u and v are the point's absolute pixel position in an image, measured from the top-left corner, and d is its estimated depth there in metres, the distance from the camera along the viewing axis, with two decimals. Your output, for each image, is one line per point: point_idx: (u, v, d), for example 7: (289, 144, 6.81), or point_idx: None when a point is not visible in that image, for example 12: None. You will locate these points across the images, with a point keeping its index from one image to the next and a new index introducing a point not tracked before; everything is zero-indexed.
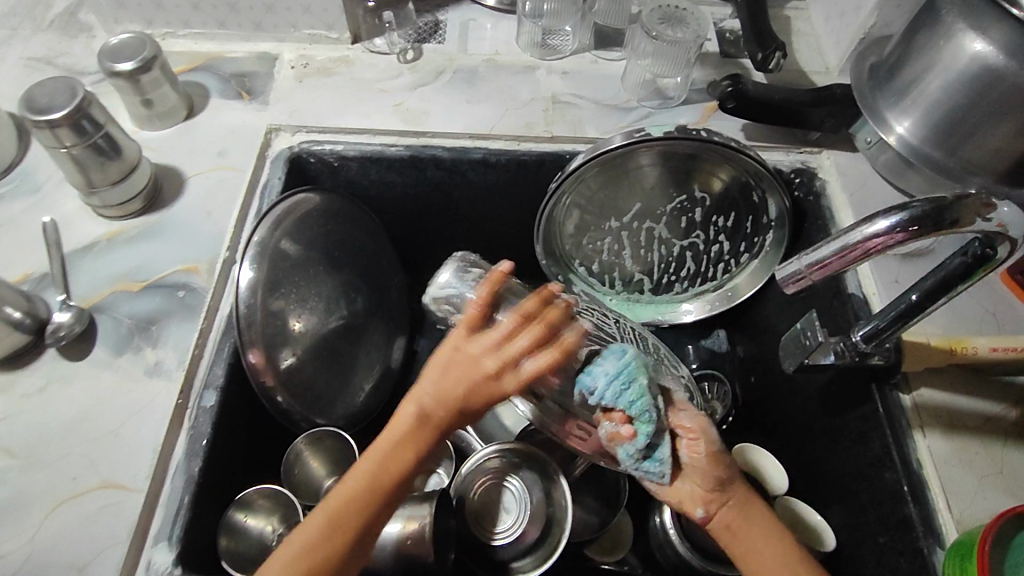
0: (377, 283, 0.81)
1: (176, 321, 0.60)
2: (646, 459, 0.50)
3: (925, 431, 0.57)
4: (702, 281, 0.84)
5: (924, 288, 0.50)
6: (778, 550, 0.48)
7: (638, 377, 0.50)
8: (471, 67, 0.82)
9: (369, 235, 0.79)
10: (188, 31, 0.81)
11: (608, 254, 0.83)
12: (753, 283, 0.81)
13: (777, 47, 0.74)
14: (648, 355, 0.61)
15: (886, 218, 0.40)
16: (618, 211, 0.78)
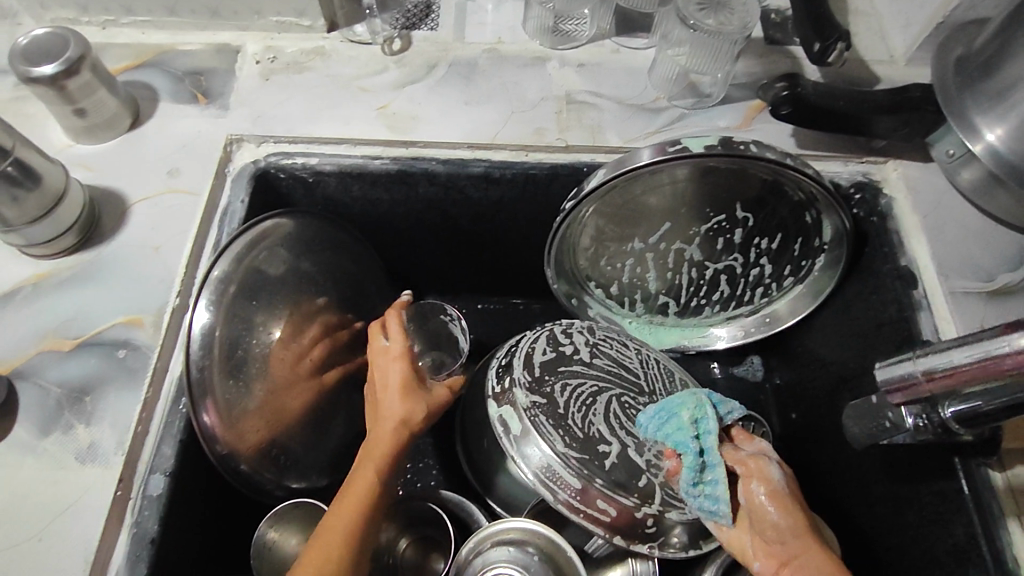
0: (365, 315, 0.70)
1: (114, 389, 0.50)
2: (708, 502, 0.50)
3: (1022, 522, 0.47)
4: (737, 304, 0.72)
5: None
6: None
7: (678, 411, 0.54)
8: (469, 59, 0.69)
9: (353, 261, 0.68)
10: (132, 19, 0.68)
11: (627, 276, 0.71)
12: (796, 310, 0.69)
13: (840, 37, 0.61)
14: (685, 401, 0.54)
15: None
16: (642, 230, 0.66)
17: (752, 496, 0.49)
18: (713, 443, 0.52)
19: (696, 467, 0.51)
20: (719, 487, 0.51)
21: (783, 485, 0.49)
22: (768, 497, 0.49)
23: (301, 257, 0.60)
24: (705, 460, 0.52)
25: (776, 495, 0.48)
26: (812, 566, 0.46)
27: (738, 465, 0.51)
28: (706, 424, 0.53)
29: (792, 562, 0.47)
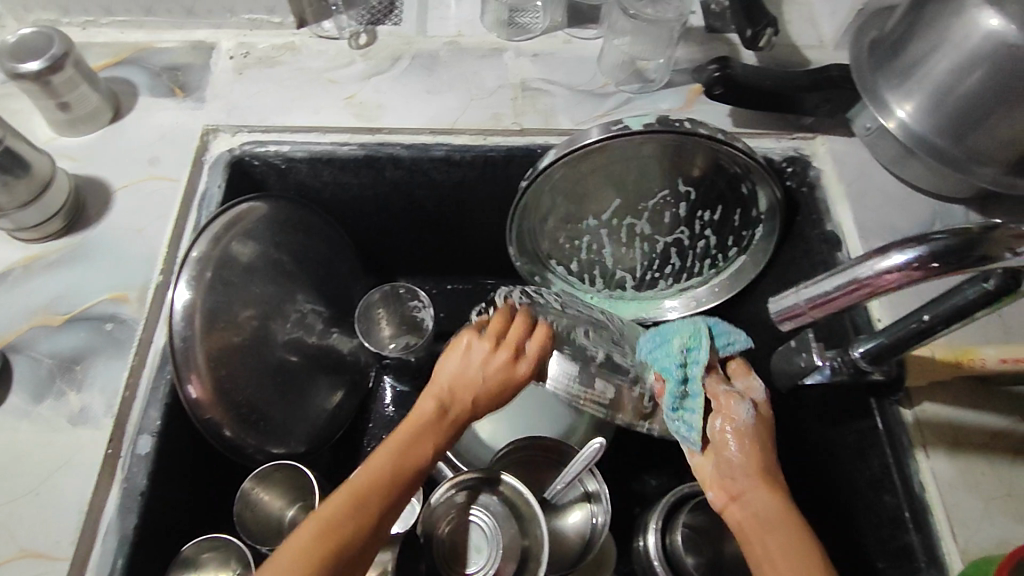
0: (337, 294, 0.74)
1: (103, 358, 0.54)
2: (681, 423, 0.53)
3: (928, 451, 0.53)
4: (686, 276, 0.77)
5: (936, 310, 0.45)
6: (791, 556, 0.44)
7: (672, 339, 0.57)
8: (431, 51, 0.74)
9: (325, 242, 0.72)
10: (111, 19, 0.72)
11: (586, 257, 0.75)
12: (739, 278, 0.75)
13: (769, 22, 0.66)
14: (677, 334, 0.57)
15: (901, 253, 0.36)
16: (597, 205, 0.71)
17: (718, 432, 0.51)
18: (697, 372, 0.54)
19: (677, 393, 0.54)
20: (695, 413, 0.53)
21: (748, 424, 0.51)
22: (732, 432, 0.51)
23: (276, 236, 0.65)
24: (688, 389, 0.54)
25: (740, 434, 0.50)
26: (761, 498, 0.47)
27: (717, 396, 0.53)
28: (695, 353, 0.55)
29: (740, 495, 0.48)
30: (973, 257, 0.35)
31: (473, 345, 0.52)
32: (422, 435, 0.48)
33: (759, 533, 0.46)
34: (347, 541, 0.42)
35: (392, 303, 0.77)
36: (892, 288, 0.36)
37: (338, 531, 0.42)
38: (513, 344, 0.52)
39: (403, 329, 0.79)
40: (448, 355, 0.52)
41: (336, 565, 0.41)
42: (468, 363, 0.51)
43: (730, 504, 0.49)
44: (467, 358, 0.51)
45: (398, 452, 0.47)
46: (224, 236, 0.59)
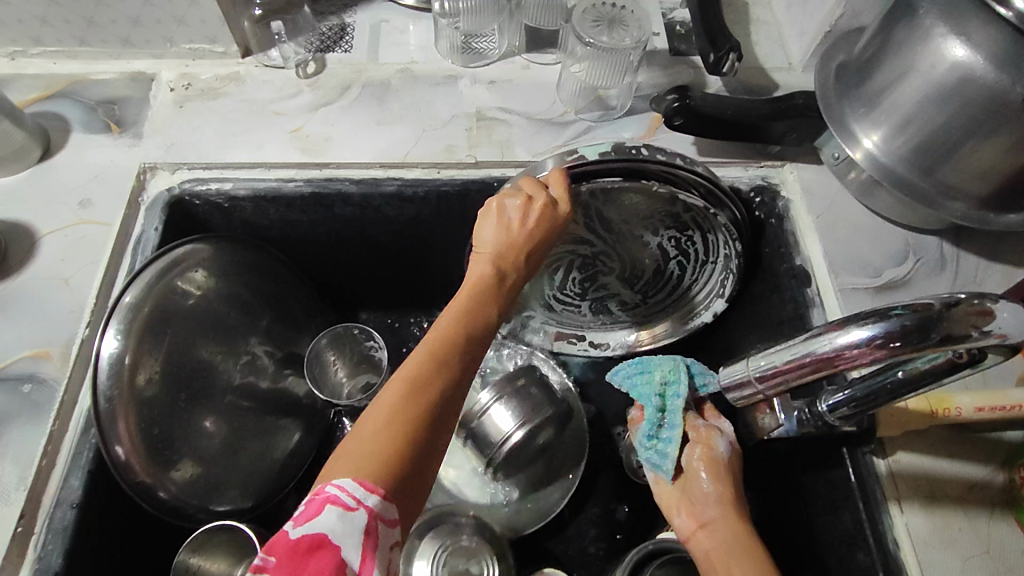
0: (288, 335, 0.71)
1: (19, 424, 0.50)
2: (654, 453, 0.54)
3: (903, 505, 0.49)
4: (668, 300, 0.72)
5: (908, 369, 0.41)
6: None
7: (655, 370, 0.56)
8: (383, 79, 0.70)
9: (275, 282, 0.68)
10: (42, 50, 0.68)
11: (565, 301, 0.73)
12: (724, 292, 0.68)
13: (730, 49, 0.64)
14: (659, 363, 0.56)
15: (855, 328, 0.34)
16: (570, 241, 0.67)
17: (693, 460, 0.53)
18: (678, 405, 0.54)
19: (655, 421, 0.55)
20: (670, 445, 0.53)
21: (724, 457, 0.52)
22: (706, 463, 0.52)
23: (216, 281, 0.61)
24: (665, 418, 0.55)
25: (711, 462, 0.52)
26: (729, 531, 0.48)
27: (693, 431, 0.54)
28: (676, 389, 0.55)
29: (709, 523, 0.49)
30: (935, 337, 0.32)
31: (505, 208, 0.50)
32: (475, 294, 0.48)
33: (727, 564, 0.47)
34: (430, 408, 0.42)
35: (347, 343, 0.73)
36: (846, 365, 0.34)
37: (416, 409, 0.41)
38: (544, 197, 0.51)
39: (360, 367, 0.74)
40: (484, 222, 0.51)
41: (430, 418, 0.41)
42: (510, 219, 0.50)
43: (696, 532, 0.50)
44: (504, 214, 0.50)
45: (459, 314, 0.46)
46: (159, 279, 0.55)
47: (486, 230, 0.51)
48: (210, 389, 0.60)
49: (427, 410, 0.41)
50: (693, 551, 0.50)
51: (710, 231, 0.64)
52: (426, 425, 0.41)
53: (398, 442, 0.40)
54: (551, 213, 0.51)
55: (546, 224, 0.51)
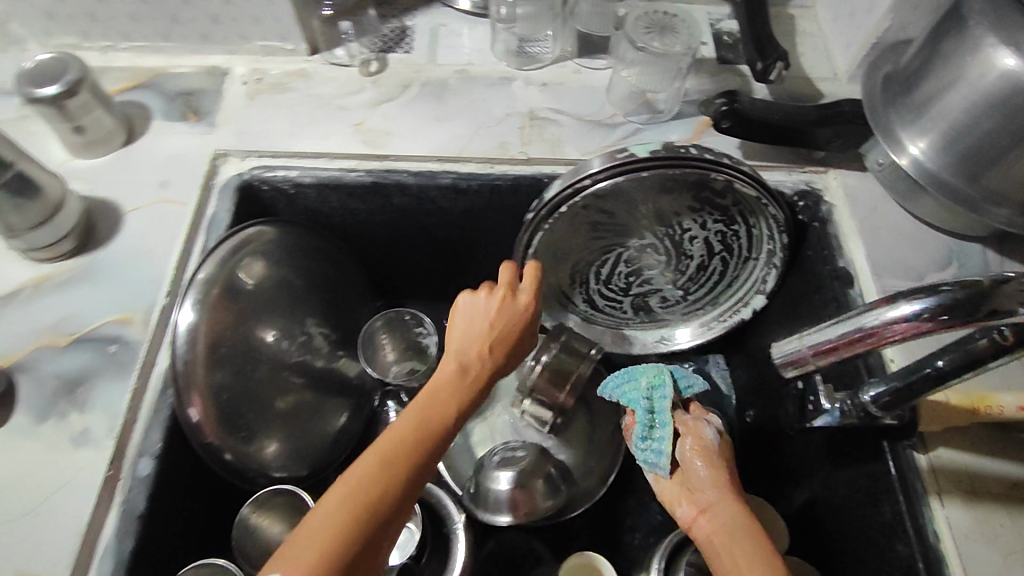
0: (343, 318, 0.74)
1: (105, 380, 0.54)
2: (650, 451, 0.58)
3: (943, 499, 0.51)
4: (710, 296, 0.76)
5: (948, 356, 0.44)
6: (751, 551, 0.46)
7: (642, 376, 0.63)
8: (441, 79, 0.74)
9: (333, 266, 0.72)
10: (129, 44, 0.74)
11: (609, 296, 0.77)
12: (764, 287, 0.72)
13: (778, 57, 0.66)
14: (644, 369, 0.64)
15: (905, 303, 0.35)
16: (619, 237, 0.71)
17: (686, 451, 0.56)
18: (666, 404, 0.61)
19: (646, 421, 0.60)
20: (664, 442, 0.58)
21: (714, 445, 0.56)
22: (698, 452, 0.56)
23: (282, 262, 0.65)
24: (655, 419, 0.60)
25: (704, 451, 0.55)
26: (728, 509, 0.50)
27: (681, 427, 0.58)
28: (661, 391, 0.61)
29: (708, 507, 0.51)
30: (984, 311, 0.34)
31: (473, 299, 0.51)
32: (437, 388, 0.47)
33: (725, 544, 0.48)
34: (372, 504, 0.40)
35: (397, 328, 0.76)
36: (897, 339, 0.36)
37: (356, 510, 0.39)
38: (512, 281, 0.52)
39: (408, 353, 0.76)
40: (452, 319, 0.51)
41: (373, 519, 0.39)
42: (478, 308, 0.50)
43: (697, 516, 0.52)
44: (473, 307, 0.51)
45: (419, 412, 0.45)
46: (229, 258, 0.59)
47: (455, 323, 0.51)
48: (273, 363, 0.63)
49: (369, 512, 0.39)
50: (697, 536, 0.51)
51: (755, 224, 0.68)
52: (364, 526, 0.39)
53: (330, 539, 0.38)
54: (518, 304, 0.51)
55: (512, 317, 0.51)
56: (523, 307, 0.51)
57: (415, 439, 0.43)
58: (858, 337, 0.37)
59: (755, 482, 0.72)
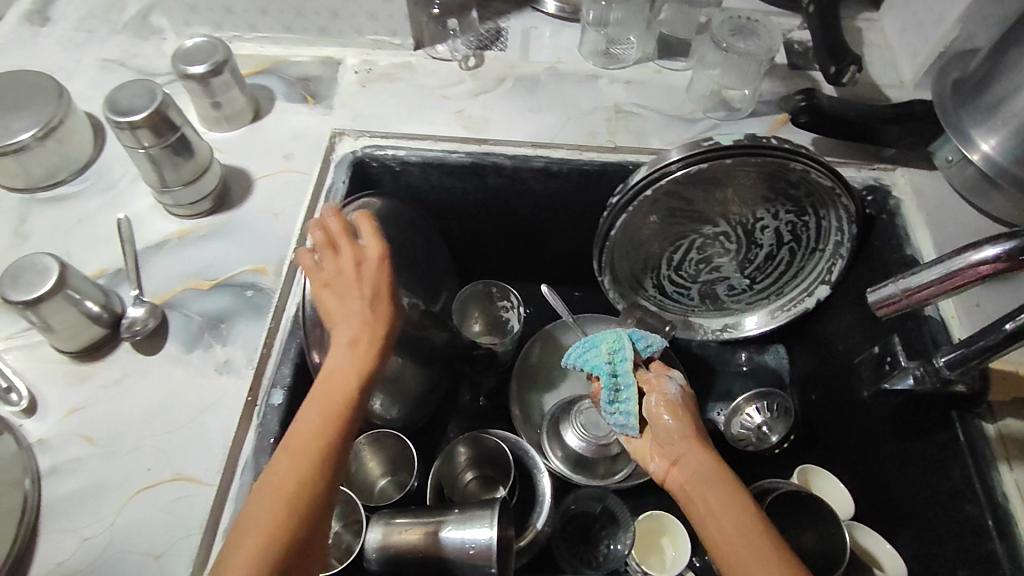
0: (434, 289, 0.81)
1: (244, 319, 0.62)
2: (619, 414, 0.65)
3: (1011, 464, 0.55)
4: (777, 285, 0.80)
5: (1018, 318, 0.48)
6: (721, 503, 0.52)
7: (603, 341, 0.68)
8: (533, 75, 0.81)
9: (425, 240, 0.79)
10: (255, 35, 0.82)
11: (681, 283, 0.82)
12: (830, 278, 0.76)
13: (853, 61, 0.72)
14: (608, 335, 0.69)
15: (994, 245, 0.39)
16: (695, 224, 0.76)
17: (653, 407, 0.62)
18: (627, 367, 0.67)
19: (611, 385, 0.66)
20: (630, 404, 0.64)
21: (678, 398, 0.62)
22: (664, 405, 0.62)
23: (390, 232, 0.72)
24: (620, 382, 0.66)
25: (670, 405, 0.62)
26: (700, 461, 0.56)
27: (647, 383, 0.65)
28: (622, 354, 0.67)
29: (679, 460, 0.58)
30: None
31: (325, 277, 0.54)
32: (337, 363, 0.50)
33: (699, 493, 0.54)
34: (309, 471, 0.46)
35: (483, 300, 0.84)
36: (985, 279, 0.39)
37: (285, 503, 0.44)
38: (337, 247, 0.55)
39: (488, 328, 0.84)
40: (320, 301, 0.54)
41: (300, 507, 0.45)
42: (345, 278, 0.53)
43: (670, 470, 0.58)
44: (337, 279, 0.53)
45: (319, 398, 0.49)
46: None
47: (325, 302, 0.53)
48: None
49: (298, 502, 0.45)
50: (672, 485, 0.58)
51: (825, 215, 0.73)
52: (315, 490, 0.46)
53: (285, 506, 0.44)
54: (372, 262, 0.54)
55: (374, 277, 0.53)
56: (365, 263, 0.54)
57: (330, 415, 0.48)
58: (946, 279, 0.40)
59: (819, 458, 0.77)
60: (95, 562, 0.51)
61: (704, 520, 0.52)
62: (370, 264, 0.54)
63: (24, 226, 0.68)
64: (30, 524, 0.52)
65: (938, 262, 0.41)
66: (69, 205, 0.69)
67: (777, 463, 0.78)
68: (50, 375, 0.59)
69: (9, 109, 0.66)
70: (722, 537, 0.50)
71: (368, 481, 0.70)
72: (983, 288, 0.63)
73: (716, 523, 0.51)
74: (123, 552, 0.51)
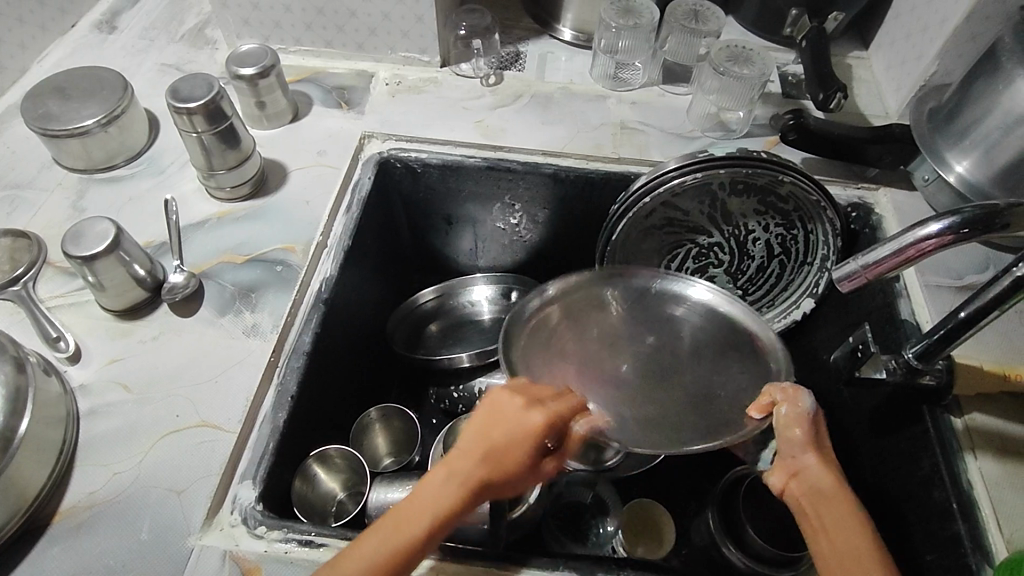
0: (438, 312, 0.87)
1: (273, 290, 0.67)
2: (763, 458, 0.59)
3: (976, 453, 0.58)
4: (768, 298, 0.84)
5: (972, 305, 0.53)
6: (841, 521, 0.45)
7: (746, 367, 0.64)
8: (547, 93, 0.89)
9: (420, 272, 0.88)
10: (298, 48, 0.91)
11: None
12: (816, 291, 0.80)
13: (839, 88, 0.78)
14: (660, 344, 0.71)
15: (938, 221, 0.44)
16: (692, 235, 0.81)
17: (782, 416, 0.53)
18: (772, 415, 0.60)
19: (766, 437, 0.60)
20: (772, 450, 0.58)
21: (812, 412, 0.52)
22: (791, 414, 0.53)
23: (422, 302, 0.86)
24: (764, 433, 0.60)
25: (801, 416, 0.52)
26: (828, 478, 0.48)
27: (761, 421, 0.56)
28: None
29: (799, 471, 0.49)
30: (997, 225, 0.43)
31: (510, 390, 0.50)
32: (446, 487, 0.43)
33: (817, 512, 0.47)
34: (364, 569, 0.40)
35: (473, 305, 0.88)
36: (933, 251, 0.44)
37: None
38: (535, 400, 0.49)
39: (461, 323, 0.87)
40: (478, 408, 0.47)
41: None
42: (514, 418, 0.46)
43: (789, 481, 0.49)
44: (511, 415, 0.46)
45: (412, 503, 0.43)
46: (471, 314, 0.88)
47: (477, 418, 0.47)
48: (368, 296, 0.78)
49: None
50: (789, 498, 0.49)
51: (813, 229, 0.78)
52: None
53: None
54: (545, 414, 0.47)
55: (523, 415, 0.46)
56: (530, 431, 0.45)
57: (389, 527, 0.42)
58: (901, 252, 0.45)
59: None
60: (123, 494, 0.54)
61: (818, 540, 0.45)
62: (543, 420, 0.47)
63: (82, 201, 0.74)
64: (68, 457, 0.55)
65: (893, 239, 0.46)
66: (123, 185, 0.76)
67: None
68: (94, 329, 0.64)
69: (81, 97, 0.74)
70: (833, 560, 0.44)
71: (373, 456, 0.73)
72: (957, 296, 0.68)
73: (826, 541, 0.45)
74: (147, 489, 0.54)
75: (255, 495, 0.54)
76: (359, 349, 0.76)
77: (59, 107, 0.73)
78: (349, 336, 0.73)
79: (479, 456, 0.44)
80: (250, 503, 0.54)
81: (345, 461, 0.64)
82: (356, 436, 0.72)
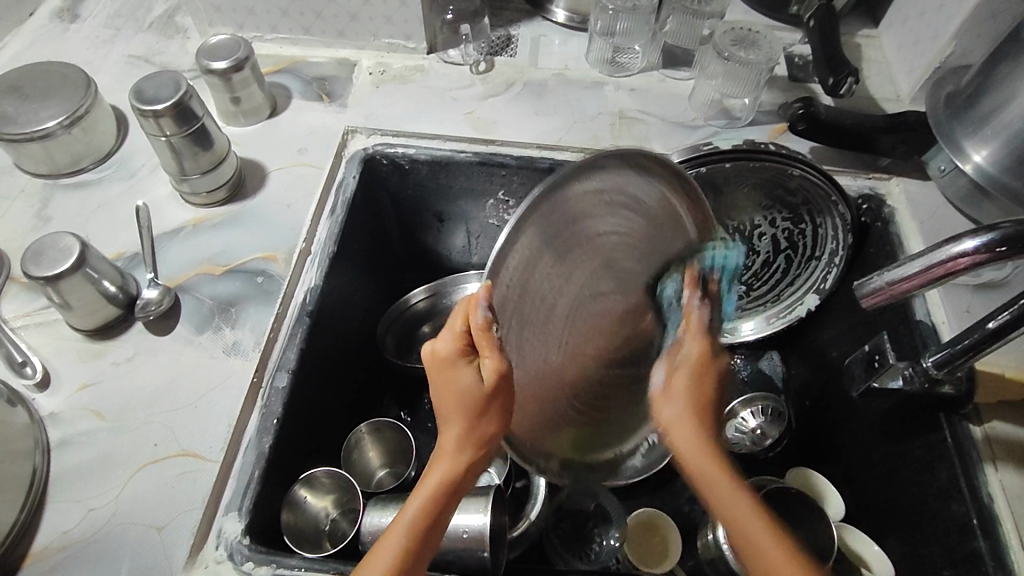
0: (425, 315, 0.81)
1: (255, 304, 0.63)
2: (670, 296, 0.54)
3: (996, 465, 0.55)
4: (774, 293, 0.79)
5: (1004, 316, 0.50)
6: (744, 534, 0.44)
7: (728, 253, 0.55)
8: (541, 80, 0.84)
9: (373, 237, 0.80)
10: (275, 36, 0.85)
11: None
12: (823, 287, 0.76)
13: (850, 73, 0.73)
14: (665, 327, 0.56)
15: (973, 238, 0.41)
16: None
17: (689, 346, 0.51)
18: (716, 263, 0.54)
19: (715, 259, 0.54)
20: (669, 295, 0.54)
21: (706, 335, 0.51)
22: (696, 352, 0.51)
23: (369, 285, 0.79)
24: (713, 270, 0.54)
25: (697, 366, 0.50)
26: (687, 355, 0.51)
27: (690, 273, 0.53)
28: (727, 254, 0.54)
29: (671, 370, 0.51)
30: None
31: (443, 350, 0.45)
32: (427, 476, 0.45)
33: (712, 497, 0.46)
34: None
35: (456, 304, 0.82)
36: (968, 269, 0.41)
37: None
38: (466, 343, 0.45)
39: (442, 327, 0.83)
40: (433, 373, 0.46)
41: None
42: (450, 383, 0.45)
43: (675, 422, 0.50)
44: (443, 376, 0.45)
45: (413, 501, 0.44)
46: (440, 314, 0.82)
47: (443, 390, 0.46)
48: (347, 294, 0.72)
49: None
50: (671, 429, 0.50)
51: (822, 223, 0.73)
52: None
53: None
54: (463, 352, 0.45)
55: (457, 359, 0.45)
56: (461, 385, 0.44)
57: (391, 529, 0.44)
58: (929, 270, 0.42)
59: (814, 460, 0.77)
60: (100, 532, 0.51)
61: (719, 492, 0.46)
62: (453, 350, 0.45)
63: (47, 209, 0.70)
64: (38, 493, 0.52)
65: (922, 255, 0.42)
66: (91, 191, 0.72)
67: (773, 465, 0.78)
68: (64, 351, 0.60)
69: (38, 97, 0.69)
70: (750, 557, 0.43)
71: (365, 471, 0.70)
72: (974, 295, 0.65)
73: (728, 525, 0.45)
74: (124, 526, 0.51)
75: (241, 529, 0.51)
76: (347, 357, 0.73)
77: (15, 109, 0.68)
78: (336, 342, 0.69)
79: (452, 434, 0.45)
80: (236, 537, 0.51)
81: (333, 481, 0.60)
82: (345, 453, 0.68)
